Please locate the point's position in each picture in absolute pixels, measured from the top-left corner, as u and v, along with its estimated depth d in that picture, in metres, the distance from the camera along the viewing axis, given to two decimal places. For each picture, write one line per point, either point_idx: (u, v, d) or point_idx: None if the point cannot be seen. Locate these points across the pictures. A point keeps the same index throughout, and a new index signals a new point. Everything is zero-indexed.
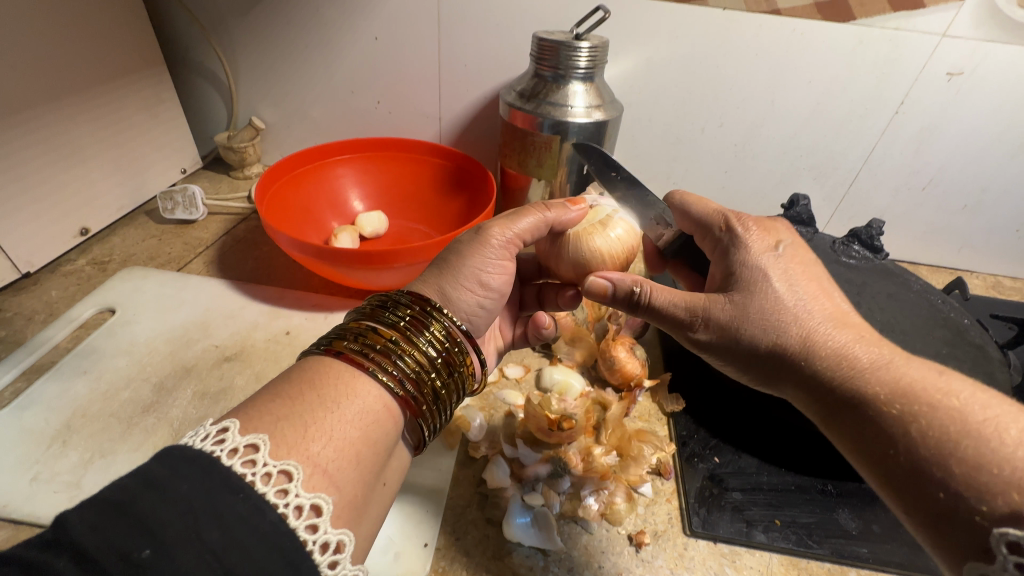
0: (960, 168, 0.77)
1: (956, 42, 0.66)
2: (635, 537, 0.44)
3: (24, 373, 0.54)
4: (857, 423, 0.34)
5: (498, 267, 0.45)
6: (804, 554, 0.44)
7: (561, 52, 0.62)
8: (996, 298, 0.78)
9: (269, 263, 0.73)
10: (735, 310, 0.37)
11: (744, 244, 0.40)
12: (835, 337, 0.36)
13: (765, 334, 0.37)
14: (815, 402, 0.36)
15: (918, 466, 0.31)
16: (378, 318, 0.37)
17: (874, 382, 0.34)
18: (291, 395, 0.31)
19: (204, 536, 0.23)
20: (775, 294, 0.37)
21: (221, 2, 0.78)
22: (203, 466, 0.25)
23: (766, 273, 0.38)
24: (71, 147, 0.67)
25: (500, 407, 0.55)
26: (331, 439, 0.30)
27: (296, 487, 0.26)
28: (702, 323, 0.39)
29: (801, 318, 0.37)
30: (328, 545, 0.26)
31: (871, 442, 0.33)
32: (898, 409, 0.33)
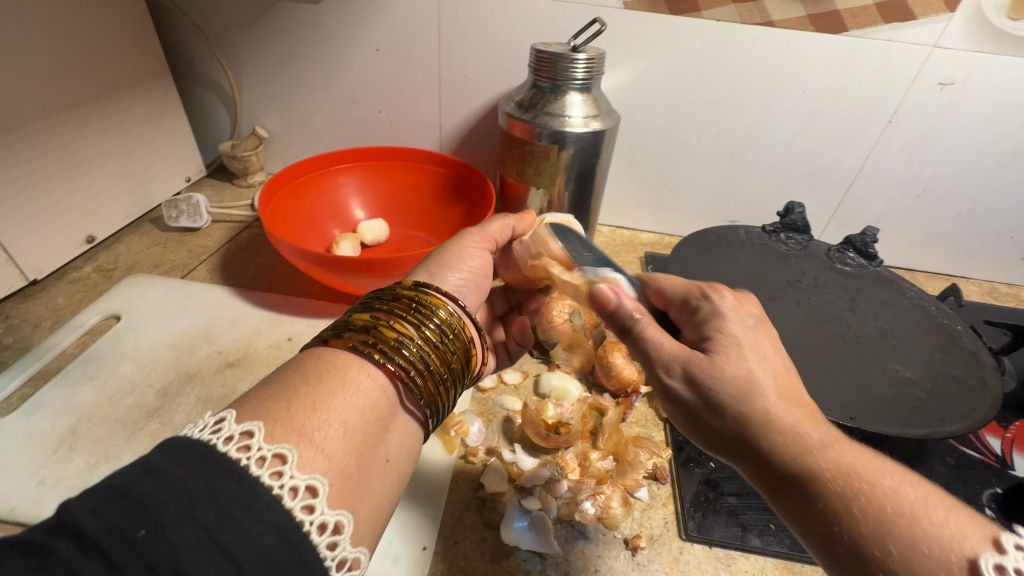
0: (953, 176, 0.78)
1: (946, 52, 0.67)
2: (631, 540, 0.45)
3: (31, 378, 0.55)
4: (803, 499, 0.31)
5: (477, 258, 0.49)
6: (798, 557, 0.45)
7: (558, 63, 0.64)
8: (992, 305, 0.78)
9: (272, 270, 0.74)
10: (709, 370, 0.35)
11: (721, 312, 0.39)
12: (787, 415, 0.33)
13: (732, 397, 0.34)
14: (761, 474, 0.34)
15: (859, 550, 0.29)
16: (361, 306, 0.39)
17: (828, 459, 0.31)
18: (276, 378, 0.32)
19: (200, 516, 0.23)
20: (750, 365, 0.35)
21: (226, 15, 0.80)
22: (199, 452, 0.26)
23: (740, 341, 0.37)
24: (78, 157, 0.68)
25: (498, 412, 0.56)
26: (314, 410, 0.30)
27: (290, 469, 0.27)
28: (677, 372, 0.36)
29: (766, 394, 0.34)
30: (326, 526, 0.27)
31: (820, 523, 0.30)
32: (844, 487, 0.30)
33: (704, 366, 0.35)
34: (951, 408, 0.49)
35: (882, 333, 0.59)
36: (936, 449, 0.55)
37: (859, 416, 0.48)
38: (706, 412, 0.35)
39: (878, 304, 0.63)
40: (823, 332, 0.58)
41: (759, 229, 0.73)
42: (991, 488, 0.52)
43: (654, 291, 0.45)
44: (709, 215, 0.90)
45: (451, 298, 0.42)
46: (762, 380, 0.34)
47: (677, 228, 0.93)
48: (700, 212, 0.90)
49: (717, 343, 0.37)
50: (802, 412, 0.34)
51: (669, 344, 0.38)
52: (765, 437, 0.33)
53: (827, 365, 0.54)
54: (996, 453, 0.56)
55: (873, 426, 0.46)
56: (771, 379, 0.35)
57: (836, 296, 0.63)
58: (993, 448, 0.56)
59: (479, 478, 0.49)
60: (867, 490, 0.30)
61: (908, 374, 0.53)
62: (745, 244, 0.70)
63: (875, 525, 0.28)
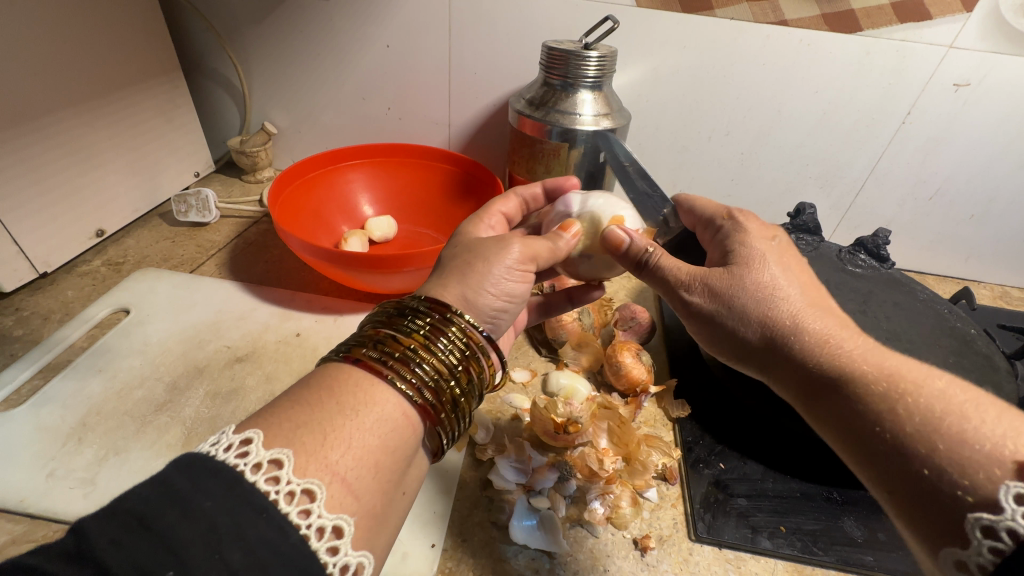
0: (966, 178, 0.78)
1: (962, 53, 0.67)
2: (641, 540, 0.44)
3: (40, 370, 0.55)
4: (841, 404, 0.34)
5: (521, 280, 0.43)
6: (809, 560, 0.44)
7: (571, 61, 0.63)
8: (1005, 309, 0.78)
9: (280, 265, 0.74)
10: (729, 283, 0.40)
11: (741, 228, 0.44)
12: (812, 320, 0.38)
13: (752, 300, 0.39)
14: (797, 383, 0.37)
15: (897, 445, 0.30)
16: (400, 326, 0.38)
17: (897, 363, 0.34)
18: (312, 403, 0.32)
19: (227, 558, 0.23)
20: (771, 275, 0.40)
21: (236, 11, 0.80)
22: (227, 482, 0.26)
23: (763, 255, 0.41)
24: (88, 152, 0.68)
25: (507, 410, 0.56)
26: (350, 449, 0.30)
27: (318, 508, 0.27)
28: (697, 290, 0.42)
29: (790, 304, 0.38)
30: (348, 567, 0.28)
31: (852, 425, 0.33)
32: (885, 388, 0.32)
33: (727, 281, 0.40)
34: None
35: (895, 337, 0.58)
36: None
37: None
38: (728, 327, 0.41)
39: (890, 306, 0.62)
40: None
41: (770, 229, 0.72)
42: None
43: (688, 211, 0.51)
44: None
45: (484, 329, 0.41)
46: (775, 287, 0.39)
47: None
48: None
49: (735, 257, 0.42)
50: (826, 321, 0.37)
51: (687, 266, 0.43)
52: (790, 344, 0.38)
53: None
54: None
55: None
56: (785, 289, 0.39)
57: (848, 297, 0.63)
58: None
59: (486, 476, 0.49)
60: (911, 395, 0.31)
61: None
62: None
63: (918, 431, 0.30)
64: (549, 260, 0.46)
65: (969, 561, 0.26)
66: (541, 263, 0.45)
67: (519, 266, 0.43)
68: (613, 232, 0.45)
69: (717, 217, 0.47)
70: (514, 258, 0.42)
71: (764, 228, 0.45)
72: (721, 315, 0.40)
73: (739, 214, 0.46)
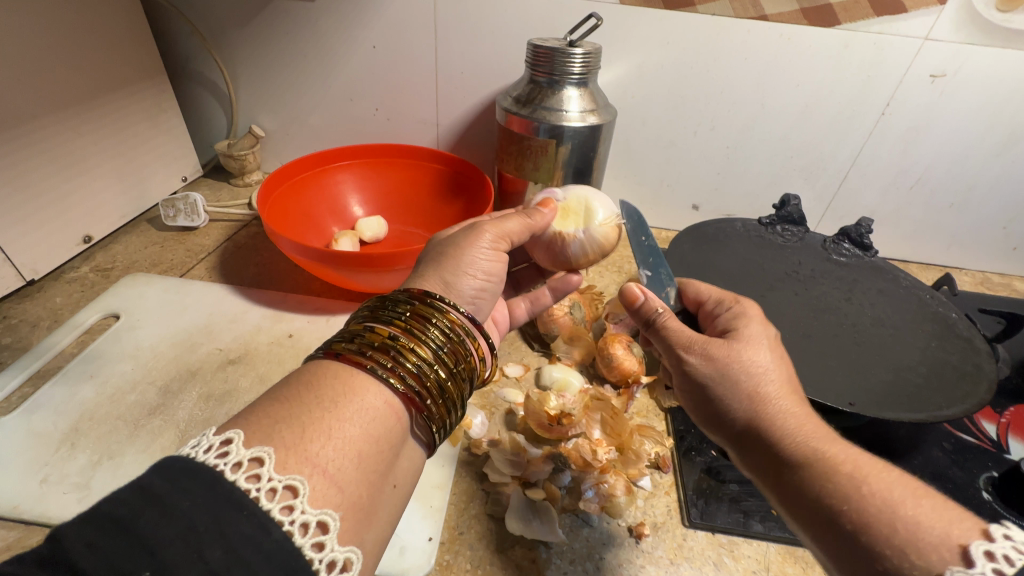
0: (945, 167, 0.79)
1: (937, 44, 0.68)
2: (635, 528, 0.45)
3: (29, 378, 0.54)
4: (805, 489, 0.34)
5: (494, 261, 0.47)
6: (801, 542, 0.45)
7: (555, 58, 0.64)
8: (986, 294, 0.79)
9: (272, 268, 0.74)
10: (727, 355, 0.40)
11: (745, 312, 0.44)
12: (793, 407, 0.38)
13: (744, 377, 0.39)
14: (766, 462, 0.38)
15: (859, 528, 0.31)
16: (378, 319, 0.40)
17: (837, 453, 0.35)
18: (291, 397, 0.32)
19: (206, 555, 0.24)
20: (764, 358, 0.40)
21: (221, 13, 0.79)
22: (208, 481, 0.26)
23: (759, 338, 0.42)
24: (73, 157, 0.68)
25: (501, 405, 0.56)
26: (329, 437, 0.31)
27: (301, 503, 0.28)
28: (697, 354, 0.41)
29: (771, 386, 0.39)
30: (335, 563, 0.28)
31: (821, 511, 0.33)
32: (848, 483, 0.33)
33: (724, 355, 0.40)
34: (947, 394, 0.49)
35: (878, 322, 0.60)
36: (932, 435, 0.56)
37: (858, 402, 0.49)
38: (718, 394, 0.40)
39: (874, 293, 0.64)
40: (821, 321, 0.59)
41: (755, 221, 0.74)
42: (987, 471, 0.53)
43: (692, 298, 0.50)
44: (706, 208, 0.90)
45: (460, 311, 0.43)
46: (765, 371, 0.39)
47: (675, 223, 0.93)
48: (697, 205, 0.90)
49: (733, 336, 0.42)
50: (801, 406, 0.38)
51: (690, 333, 0.43)
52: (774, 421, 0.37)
53: (824, 353, 0.55)
54: (991, 438, 0.57)
55: (871, 411, 0.47)
56: (772, 376, 0.39)
57: (832, 286, 0.64)
58: (989, 434, 0.57)
59: (482, 470, 0.49)
60: (869, 483, 0.32)
61: (902, 361, 0.54)
62: (742, 236, 0.71)
63: (877, 515, 0.31)
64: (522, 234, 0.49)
65: None
66: (513, 239, 0.48)
67: (492, 245, 0.46)
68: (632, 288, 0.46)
69: (725, 300, 0.47)
70: (485, 242, 0.46)
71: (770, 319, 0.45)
72: (718, 384, 0.40)
73: (745, 302, 0.45)
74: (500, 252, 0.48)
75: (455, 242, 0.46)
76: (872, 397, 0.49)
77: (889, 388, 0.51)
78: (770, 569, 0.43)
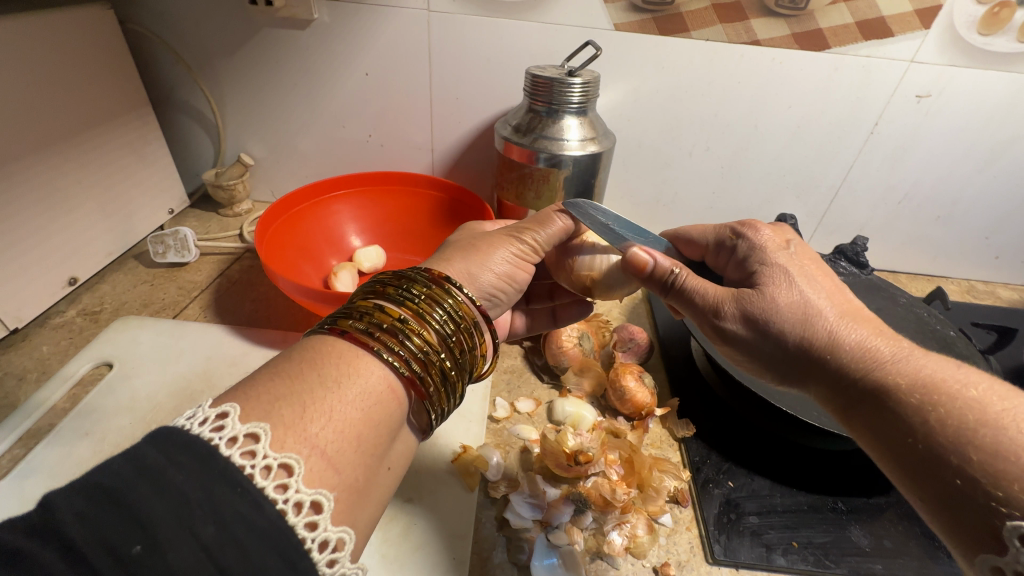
0: (932, 182, 0.82)
1: (923, 66, 0.70)
2: (661, 568, 0.45)
3: (20, 439, 0.52)
4: (882, 417, 0.34)
5: (521, 267, 0.48)
6: (823, 574, 0.45)
7: (554, 88, 0.64)
8: (975, 304, 0.82)
9: (269, 303, 0.72)
10: (762, 303, 0.39)
11: (756, 246, 0.43)
12: (855, 331, 0.37)
13: (791, 322, 0.38)
14: (833, 395, 0.37)
15: (933, 449, 0.31)
16: (388, 296, 0.39)
17: (906, 371, 0.34)
18: (295, 375, 0.32)
19: (198, 532, 0.24)
20: (801, 291, 0.39)
21: (207, 43, 0.77)
22: (201, 456, 0.26)
23: (786, 270, 0.41)
24: (57, 197, 0.65)
25: (515, 442, 0.55)
26: (329, 419, 0.31)
27: (295, 482, 0.28)
28: (732, 313, 0.40)
29: (824, 316, 0.38)
30: (327, 543, 0.28)
31: (892, 435, 0.33)
32: (917, 400, 0.33)
33: (764, 304, 0.39)
34: None
35: None
36: None
37: None
38: (764, 343, 0.39)
39: (874, 313, 0.65)
40: None
41: None
42: None
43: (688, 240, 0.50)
44: None
45: (475, 303, 0.43)
46: (809, 302, 0.38)
47: None
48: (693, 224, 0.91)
49: (759, 276, 0.41)
50: (860, 327, 0.37)
51: (714, 289, 0.42)
52: (827, 351, 0.37)
53: None
54: None
55: None
56: (821, 303, 0.39)
57: None
58: None
59: (503, 514, 0.48)
60: (944, 404, 0.32)
61: None
62: None
63: (951, 440, 0.31)
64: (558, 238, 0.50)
65: (1007, 567, 0.27)
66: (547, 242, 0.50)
67: (519, 254, 0.47)
68: (636, 254, 0.45)
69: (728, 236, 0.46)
70: (518, 248, 0.48)
71: (786, 239, 0.45)
72: (760, 338, 0.39)
73: (753, 229, 0.45)
74: (529, 260, 0.49)
75: (487, 241, 0.47)
76: None
77: None
78: None
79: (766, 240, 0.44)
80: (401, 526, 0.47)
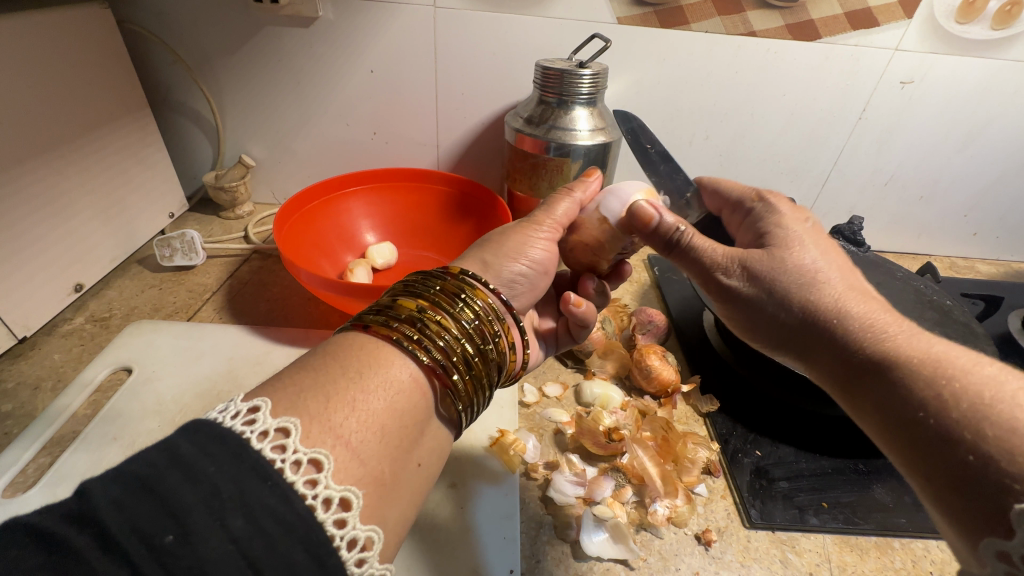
0: (915, 164, 0.87)
1: (906, 54, 0.75)
2: (703, 535, 0.47)
3: (44, 447, 0.50)
4: (882, 386, 0.36)
5: (543, 248, 0.51)
6: (852, 530, 0.48)
7: (566, 79, 0.65)
8: (960, 278, 0.87)
9: (284, 303, 0.71)
10: (769, 264, 0.43)
11: (770, 212, 0.47)
12: (857, 305, 0.40)
13: (798, 287, 0.41)
14: (841, 368, 0.39)
15: (936, 421, 0.33)
16: (407, 292, 0.41)
17: (908, 348, 0.36)
18: (319, 368, 0.33)
19: (229, 523, 0.24)
20: (810, 258, 0.42)
21: (207, 42, 0.76)
22: (233, 449, 0.27)
23: (801, 238, 0.44)
24: (61, 201, 0.63)
25: (548, 425, 0.56)
26: (354, 410, 0.32)
27: (324, 478, 0.28)
28: (737, 274, 0.44)
29: (831, 284, 0.41)
30: (356, 542, 0.28)
31: (899, 412, 0.35)
32: (931, 373, 0.34)
33: (768, 263, 0.43)
34: None
35: None
36: None
37: None
38: (770, 308, 0.43)
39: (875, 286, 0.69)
40: None
41: None
42: None
43: (719, 195, 0.52)
44: None
45: (491, 290, 0.44)
46: (823, 273, 0.42)
47: None
48: None
49: (771, 239, 0.44)
50: (869, 304, 0.40)
51: (720, 250, 0.45)
52: (833, 326, 0.40)
53: None
54: None
55: None
56: (829, 273, 0.42)
57: None
58: None
59: (546, 493, 0.49)
60: (959, 379, 0.33)
61: None
62: None
63: (962, 419, 0.32)
64: (571, 215, 0.53)
65: (1013, 551, 0.28)
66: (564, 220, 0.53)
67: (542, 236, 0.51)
68: (644, 207, 0.48)
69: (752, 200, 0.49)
70: (539, 231, 0.51)
71: (799, 211, 0.47)
72: (765, 298, 0.43)
73: (771, 199, 0.48)
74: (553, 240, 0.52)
75: (509, 229, 0.51)
76: None
77: None
78: (831, 560, 0.46)
79: (788, 212, 0.47)
80: (449, 510, 0.47)
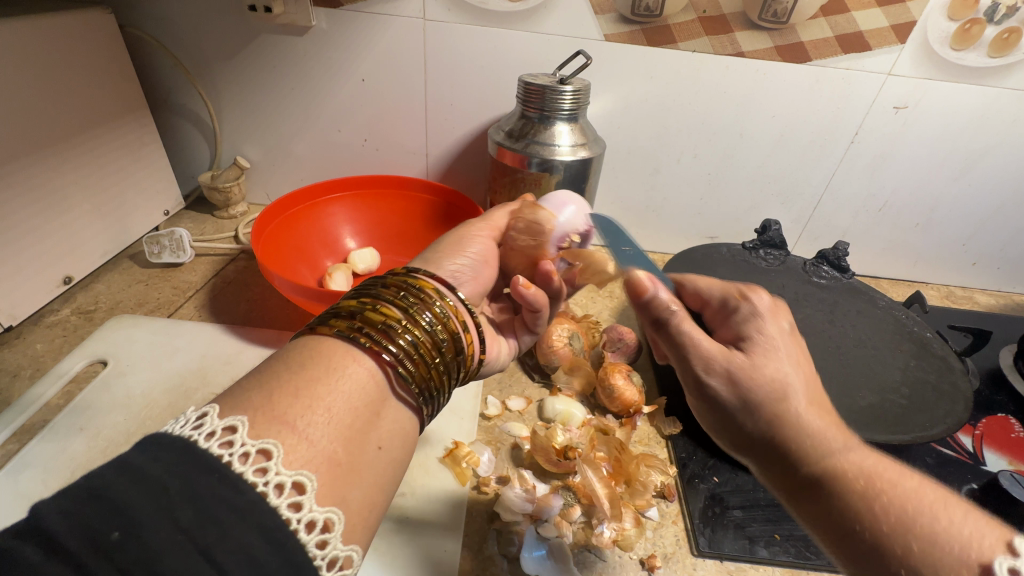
0: (910, 191, 0.85)
1: (900, 79, 0.73)
2: (647, 561, 0.46)
3: (14, 435, 0.52)
4: (833, 507, 0.32)
5: (481, 244, 0.51)
6: (804, 565, 0.47)
7: (546, 95, 0.66)
8: (953, 309, 0.85)
9: (264, 303, 0.73)
10: (749, 373, 0.36)
11: (756, 310, 0.39)
12: (824, 426, 0.34)
13: (768, 402, 0.35)
14: (791, 487, 0.35)
15: (881, 548, 0.30)
16: (350, 294, 0.41)
17: (860, 472, 0.32)
18: (259, 370, 0.33)
19: (178, 517, 0.23)
20: (786, 368, 0.36)
21: (205, 47, 0.79)
22: (181, 450, 0.26)
23: (776, 343, 0.37)
24: (55, 197, 0.66)
25: (506, 440, 0.57)
26: (297, 397, 0.31)
27: (274, 465, 0.27)
28: (717, 377, 0.37)
29: (800, 401, 0.35)
30: (315, 524, 0.27)
31: (837, 522, 0.32)
32: (877, 502, 0.31)
33: (743, 367, 0.36)
34: (929, 415, 0.53)
35: (861, 343, 0.63)
36: (913, 451, 0.59)
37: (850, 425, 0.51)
38: (737, 417, 0.37)
39: (854, 314, 0.68)
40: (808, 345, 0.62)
41: (740, 246, 0.77)
42: (967, 483, 0.56)
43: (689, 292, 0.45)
44: (691, 232, 0.93)
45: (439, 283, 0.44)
46: (795, 390, 0.35)
47: (661, 245, 0.96)
48: (682, 229, 0.93)
49: (748, 338, 0.38)
50: (830, 422, 0.35)
51: (710, 344, 0.38)
52: (797, 449, 0.34)
53: None
54: (969, 450, 0.60)
55: (865, 432, 0.49)
56: (806, 392, 0.36)
57: (817, 309, 0.68)
58: (967, 446, 0.60)
59: (493, 509, 0.49)
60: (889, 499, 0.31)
61: (885, 381, 0.57)
62: (728, 261, 0.74)
63: (896, 531, 0.30)
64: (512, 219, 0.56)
65: None
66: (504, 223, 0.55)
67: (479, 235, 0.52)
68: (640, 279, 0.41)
69: (730, 295, 0.41)
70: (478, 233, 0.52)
71: (777, 305, 0.40)
72: (736, 406, 0.36)
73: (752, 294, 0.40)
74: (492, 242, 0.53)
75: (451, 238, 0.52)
76: (858, 419, 0.52)
77: (874, 410, 0.54)
78: None
79: (767, 309, 0.39)
80: (395, 519, 0.48)
